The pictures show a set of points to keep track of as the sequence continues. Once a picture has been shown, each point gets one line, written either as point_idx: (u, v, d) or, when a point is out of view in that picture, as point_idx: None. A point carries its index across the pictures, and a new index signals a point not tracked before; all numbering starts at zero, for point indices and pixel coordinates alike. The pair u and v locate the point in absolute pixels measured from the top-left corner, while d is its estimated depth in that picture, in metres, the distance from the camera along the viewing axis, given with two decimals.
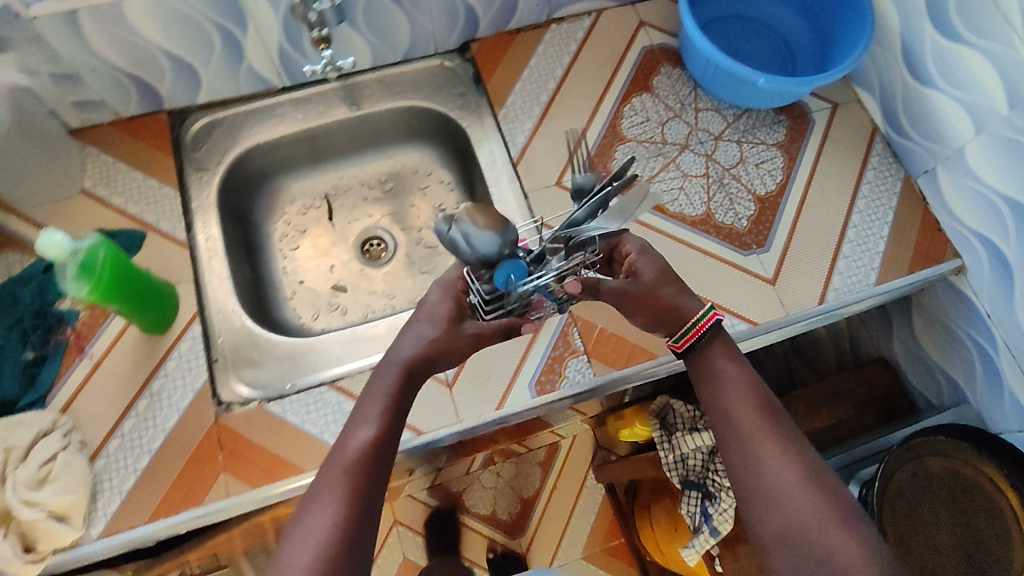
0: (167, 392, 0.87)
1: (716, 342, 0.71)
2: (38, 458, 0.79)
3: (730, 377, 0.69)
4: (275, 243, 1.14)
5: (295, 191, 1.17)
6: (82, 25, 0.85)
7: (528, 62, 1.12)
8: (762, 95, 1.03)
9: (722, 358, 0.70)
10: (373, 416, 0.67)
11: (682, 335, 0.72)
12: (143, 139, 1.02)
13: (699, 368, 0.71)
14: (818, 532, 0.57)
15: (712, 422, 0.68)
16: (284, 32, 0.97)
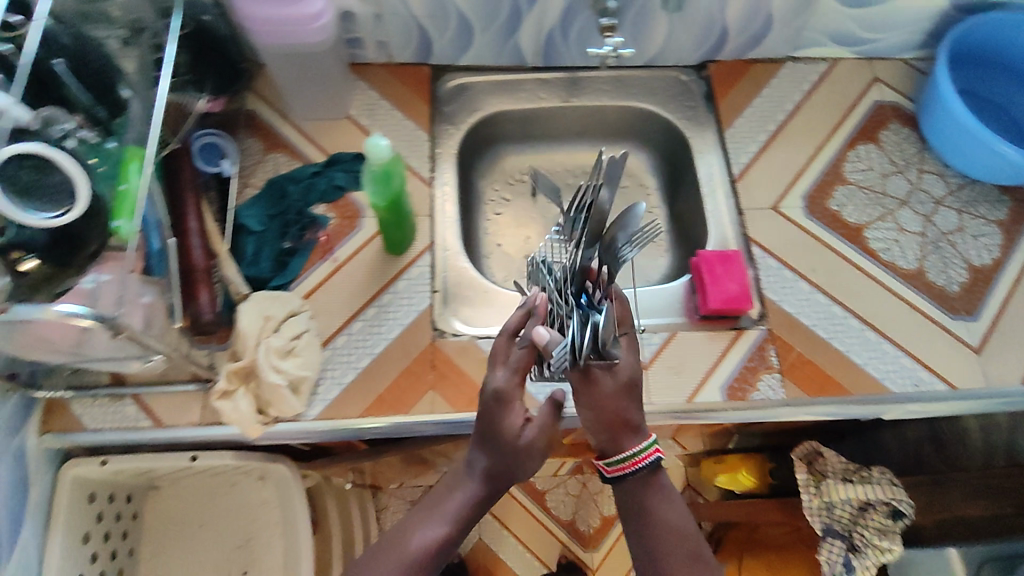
0: (395, 306, 0.95)
1: (659, 478, 0.73)
2: (287, 333, 0.86)
3: (668, 504, 0.72)
4: (483, 204, 1.21)
5: (510, 163, 1.25)
6: None
7: (761, 91, 1.17)
8: (997, 170, 1.05)
9: (661, 489, 0.73)
10: (443, 519, 0.71)
11: (616, 462, 0.73)
12: (406, 84, 1.12)
13: (630, 498, 0.73)
14: None
15: (643, 555, 0.72)
16: (563, 15, 1.06)
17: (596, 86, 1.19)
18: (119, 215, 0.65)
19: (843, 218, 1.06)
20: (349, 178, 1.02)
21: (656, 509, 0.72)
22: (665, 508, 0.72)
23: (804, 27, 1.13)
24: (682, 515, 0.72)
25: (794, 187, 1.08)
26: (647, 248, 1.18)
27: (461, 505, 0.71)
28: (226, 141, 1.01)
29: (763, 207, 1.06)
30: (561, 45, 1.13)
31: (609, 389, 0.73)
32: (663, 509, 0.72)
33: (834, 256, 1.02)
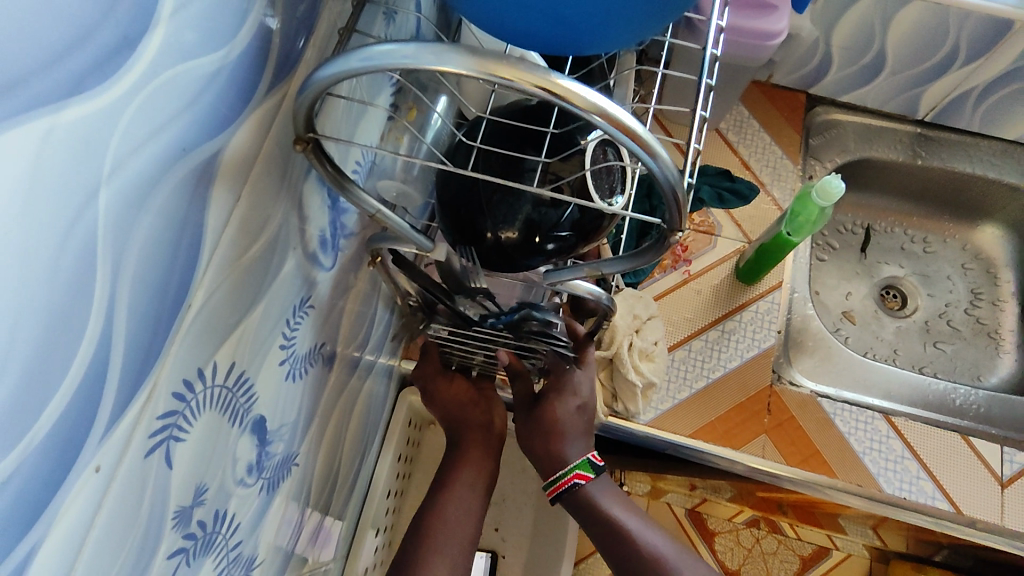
0: (737, 335, 0.92)
1: (584, 495, 0.70)
2: (648, 336, 0.87)
3: (613, 518, 0.69)
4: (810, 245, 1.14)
5: (846, 211, 1.16)
6: (859, 5, 0.90)
7: None
8: None
9: (591, 503, 0.70)
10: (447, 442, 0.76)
11: (551, 483, 0.71)
12: (778, 109, 1.08)
13: (572, 510, 0.71)
14: None
15: (599, 545, 0.71)
16: (994, 79, 0.96)
17: (984, 154, 1.07)
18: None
19: None
20: (711, 193, 0.99)
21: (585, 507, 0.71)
22: (598, 518, 0.70)
23: None
24: (620, 516, 0.69)
25: None
26: (983, 341, 1.08)
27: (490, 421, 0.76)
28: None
29: None
30: (965, 108, 1.03)
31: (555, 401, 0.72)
32: (593, 514, 0.70)
33: None
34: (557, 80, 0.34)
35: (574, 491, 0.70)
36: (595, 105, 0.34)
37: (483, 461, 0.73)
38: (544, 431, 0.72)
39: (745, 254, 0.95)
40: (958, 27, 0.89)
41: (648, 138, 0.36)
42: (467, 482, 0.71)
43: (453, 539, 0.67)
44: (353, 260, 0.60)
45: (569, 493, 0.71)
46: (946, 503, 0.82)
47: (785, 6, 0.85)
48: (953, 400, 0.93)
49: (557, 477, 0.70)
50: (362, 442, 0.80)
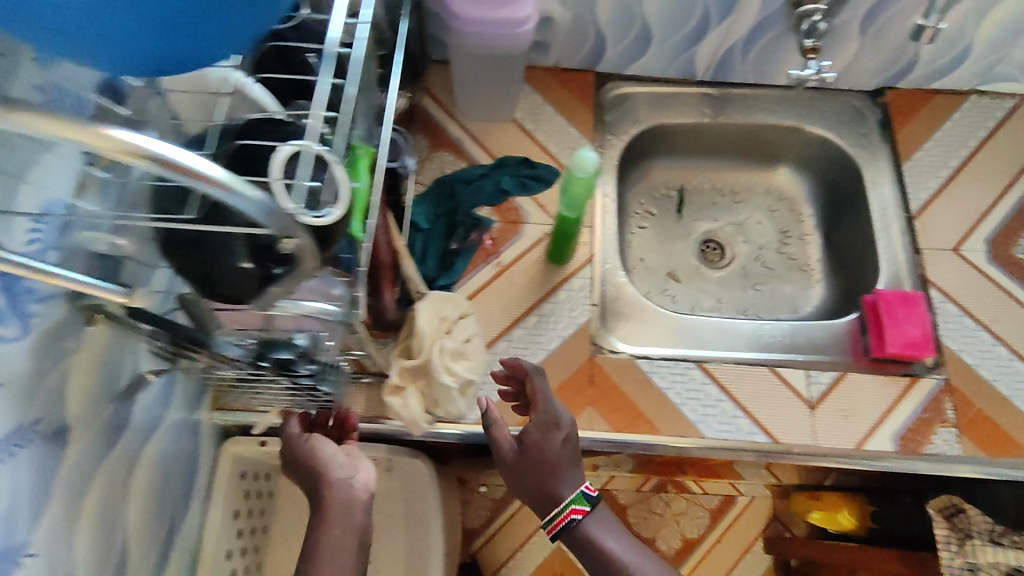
0: (556, 316, 0.94)
1: (581, 529, 0.71)
2: (459, 335, 0.86)
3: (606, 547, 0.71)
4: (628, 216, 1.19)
5: (658, 176, 1.21)
6: None
7: (942, 124, 1.09)
8: None
9: (590, 541, 0.71)
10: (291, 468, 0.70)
11: (547, 522, 0.72)
12: (570, 90, 1.10)
13: (574, 545, 0.72)
14: None
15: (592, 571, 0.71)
16: (750, 32, 1.01)
17: (764, 103, 1.12)
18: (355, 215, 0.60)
19: None
20: (513, 181, 1.00)
21: (583, 538, 0.72)
22: (597, 553, 0.71)
23: (1002, 59, 1.04)
24: (616, 548, 0.71)
25: (978, 228, 1.01)
26: (797, 275, 1.14)
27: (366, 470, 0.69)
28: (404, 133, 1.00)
29: (941, 248, 0.99)
30: (735, 64, 1.08)
31: (539, 433, 0.73)
32: (588, 544, 0.71)
33: (1019, 307, 0.95)
34: (99, 131, 0.33)
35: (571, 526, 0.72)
36: (144, 151, 0.33)
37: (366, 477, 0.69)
38: (539, 472, 0.72)
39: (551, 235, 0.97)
40: None
41: (230, 184, 0.37)
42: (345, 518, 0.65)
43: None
44: (61, 327, 0.55)
45: (567, 530, 0.72)
46: (763, 435, 0.87)
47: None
48: (765, 336, 0.96)
49: (556, 516, 0.71)
50: (168, 509, 0.76)
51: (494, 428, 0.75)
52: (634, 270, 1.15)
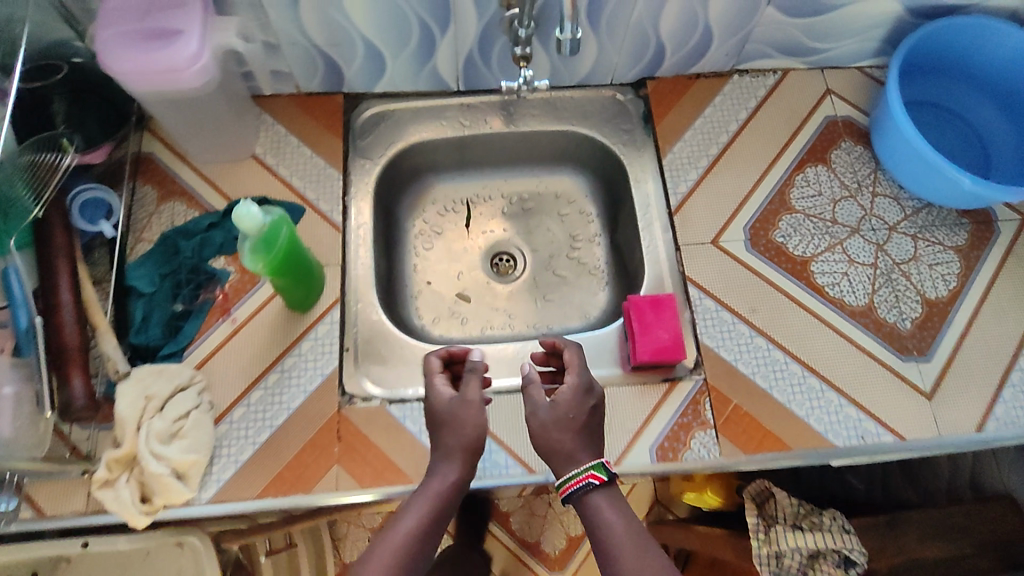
0: (297, 371, 0.88)
1: (588, 500, 0.72)
2: (173, 411, 0.80)
3: (602, 518, 0.70)
4: (411, 238, 1.13)
5: (441, 193, 1.16)
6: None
7: (703, 110, 1.07)
8: (949, 192, 0.96)
9: (594, 505, 0.71)
10: (421, 503, 0.68)
11: (562, 483, 0.73)
12: (317, 117, 1.04)
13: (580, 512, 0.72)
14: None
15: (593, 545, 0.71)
16: (480, 39, 0.96)
17: (527, 107, 1.08)
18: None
19: (788, 251, 0.97)
20: None
21: (591, 518, 0.72)
22: (597, 523, 0.70)
23: (748, 38, 1.02)
24: (611, 518, 0.70)
25: (737, 216, 0.99)
26: (586, 281, 1.11)
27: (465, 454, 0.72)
28: (116, 202, 0.92)
29: (701, 241, 0.97)
30: (482, 72, 1.03)
31: (568, 395, 0.77)
32: (585, 512, 0.72)
33: (777, 294, 0.94)
34: None
35: (582, 494, 0.72)
36: None
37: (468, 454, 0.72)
38: (568, 427, 0.74)
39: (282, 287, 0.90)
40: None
41: None
42: (425, 530, 0.66)
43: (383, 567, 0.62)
44: None
45: (573, 498, 0.72)
46: (519, 467, 0.84)
47: (193, 28, 0.78)
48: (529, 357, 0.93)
49: (571, 478, 0.72)
50: None
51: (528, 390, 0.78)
52: (422, 294, 1.10)
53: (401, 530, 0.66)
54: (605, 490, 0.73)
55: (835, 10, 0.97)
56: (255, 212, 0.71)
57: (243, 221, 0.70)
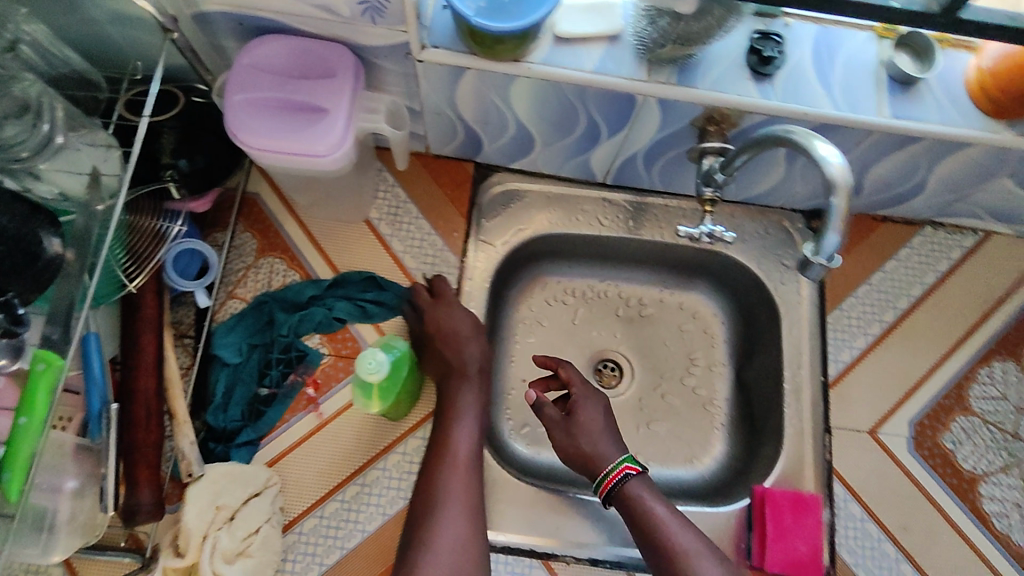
0: (379, 488, 0.77)
1: (628, 488, 0.73)
2: (241, 528, 0.71)
3: (647, 507, 0.72)
4: (513, 324, 0.99)
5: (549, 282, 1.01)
6: (464, 76, 0.72)
7: (885, 263, 0.90)
8: None
9: (637, 502, 0.72)
10: (460, 448, 0.70)
11: (600, 481, 0.74)
12: (441, 185, 0.91)
13: (628, 511, 0.73)
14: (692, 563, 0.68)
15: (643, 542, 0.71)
16: (653, 145, 0.81)
17: (677, 215, 0.94)
18: (29, 409, 0.52)
19: (956, 463, 0.82)
20: (351, 308, 0.82)
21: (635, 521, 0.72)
22: (643, 516, 0.71)
23: (962, 197, 0.85)
24: (665, 515, 0.71)
25: (904, 405, 0.84)
26: (700, 418, 0.95)
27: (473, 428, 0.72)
28: (214, 263, 0.80)
29: (857, 429, 0.83)
30: (640, 170, 0.88)
31: (586, 407, 0.78)
32: (630, 506, 0.72)
33: (935, 514, 0.80)
34: None
35: (622, 486, 0.73)
36: None
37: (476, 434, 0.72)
38: (587, 434, 0.76)
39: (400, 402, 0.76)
40: (580, 97, 0.73)
41: None
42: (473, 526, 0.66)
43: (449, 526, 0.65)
44: None
45: (616, 491, 0.73)
46: None
47: (339, 108, 0.66)
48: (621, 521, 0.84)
49: (607, 473, 0.74)
50: None
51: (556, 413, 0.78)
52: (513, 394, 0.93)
53: (450, 538, 0.65)
54: (643, 476, 0.74)
55: None
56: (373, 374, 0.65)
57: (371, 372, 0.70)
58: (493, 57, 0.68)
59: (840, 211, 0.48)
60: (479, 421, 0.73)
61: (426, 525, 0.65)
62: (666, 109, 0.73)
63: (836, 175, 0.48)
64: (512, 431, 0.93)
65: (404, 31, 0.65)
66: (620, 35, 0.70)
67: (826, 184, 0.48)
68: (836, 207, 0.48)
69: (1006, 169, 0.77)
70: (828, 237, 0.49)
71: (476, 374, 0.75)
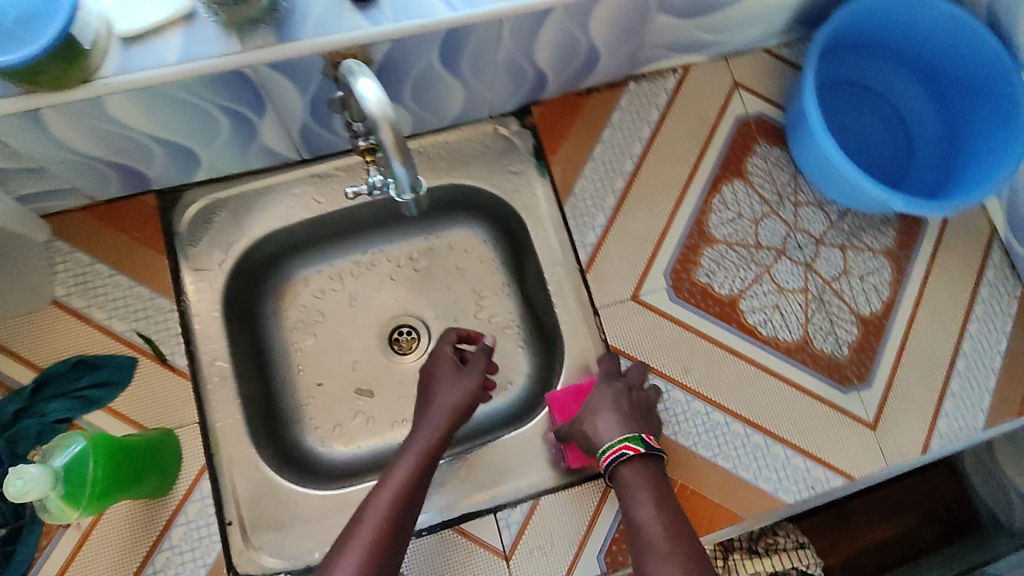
0: (172, 569, 0.72)
1: (623, 472, 0.70)
2: None
3: (635, 501, 0.69)
4: (288, 333, 0.89)
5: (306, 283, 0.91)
6: (39, 114, 0.61)
7: (601, 134, 0.91)
8: (863, 199, 0.85)
9: (626, 483, 0.70)
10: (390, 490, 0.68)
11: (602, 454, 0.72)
12: (126, 230, 0.81)
13: (619, 492, 0.70)
14: (659, 562, 0.63)
15: (631, 536, 0.68)
16: (312, 109, 0.74)
17: None
18: None
19: (714, 292, 0.86)
20: (67, 403, 0.74)
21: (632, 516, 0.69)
22: (631, 503, 0.69)
23: (638, 45, 0.85)
24: (646, 500, 0.68)
25: (655, 261, 0.87)
26: None
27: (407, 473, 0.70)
28: None
29: (620, 300, 0.85)
30: (327, 136, 0.81)
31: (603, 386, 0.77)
32: (630, 501, 0.69)
33: (708, 346, 0.84)
34: None
35: (617, 467, 0.71)
36: None
37: (411, 486, 0.69)
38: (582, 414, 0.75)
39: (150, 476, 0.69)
40: (190, 93, 0.65)
41: None
42: (373, 573, 0.62)
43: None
44: None
45: (616, 469, 0.71)
46: None
47: None
48: (439, 483, 0.81)
49: (607, 449, 0.72)
50: None
51: (632, 400, 0.76)
52: (311, 403, 0.87)
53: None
54: (649, 460, 0.71)
55: (733, 4, 0.82)
56: (39, 487, 0.51)
57: (23, 499, 0.51)
58: (58, 87, 0.60)
59: (391, 144, 0.45)
60: (424, 459, 0.72)
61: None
62: (288, 71, 0.66)
63: (375, 107, 0.44)
64: (324, 437, 0.86)
65: None
66: (196, 11, 0.63)
67: (367, 120, 0.44)
68: (384, 136, 0.44)
69: (650, 6, 0.77)
70: (394, 170, 0.46)
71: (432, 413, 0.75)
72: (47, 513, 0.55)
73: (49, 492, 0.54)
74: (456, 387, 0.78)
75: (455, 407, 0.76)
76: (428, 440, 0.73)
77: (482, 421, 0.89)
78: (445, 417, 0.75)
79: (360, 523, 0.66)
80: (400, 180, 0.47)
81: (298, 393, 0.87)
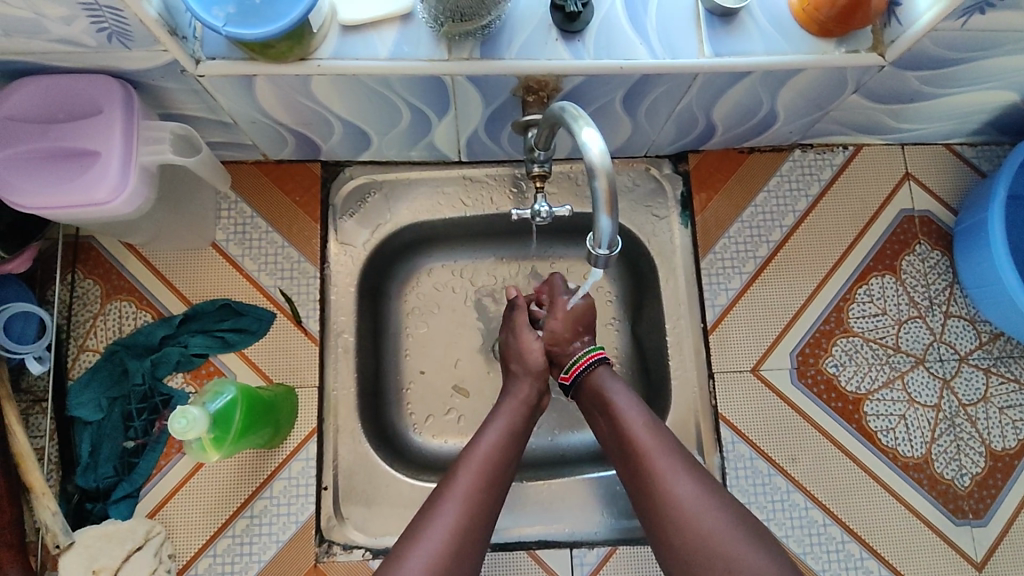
0: (268, 518, 0.77)
1: (598, 373, 0.75)
2: None
3: (613, 402, 0.72)
4: (405, 318, 0.89)
5: (428, 282, 0.90)
6: (256, 86, 0.66)
7: (755, 197, 0.88)
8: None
9: (605, 388, 0.74)
10: (474, 460, 0.70)
11: (569, 367, 0.77)
12: (288, 192, 0.86)
13: (595, 394, 0.74)
14: (656, 462, 0.67)
15: (617, 445, 0.71)
16: (488, 121, 0.76)
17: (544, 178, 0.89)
18: None
19: (839, 386, 0.83)
20: (207, 341, 0.80)
21: (614, 419, 0.71)
22: (611, 408, 0.72)
23: (821, 118, 0.82)
24: (625, 404, 0.71)
25: (783, 338, 0.84)
26: None
27: (493, 449, 0.71)
28: (50, 321, 0.77)
29: (739, 369, 0.84)
30: (490, 145, 0.83)
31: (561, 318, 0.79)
32: (599, 407, 0.73)
33: (820, 438, 0.82)
34: None
35: (586, 373, 0.75)
36: None
37: (481, 495, 0.67)
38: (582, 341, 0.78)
39: (268, 425, 0.74)
40: (390, 89, 0.68)
41: None
42: (460, 542, 0.64)
43: (437, 541, 0.63)
44: None
45: (581, 380, 0.76)
46: None
47: (110, 149, 0.63)
48: (522, 502, 0.82)
49: (574, 362, 0.76)
50: None
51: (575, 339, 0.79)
52: (411, 389, 0.87)
53: (444, 525, 0.64)
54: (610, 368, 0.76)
55: (932, 100, 0.78)
56: (197, 428, 0.57)
57: (184, 436, 0.57)
58: (275, 60, 0.62)
59: (603, 194, 0.47)
60: (501, 438, 0.72)
61: (404, 547, 0.63)
62: (480, 85, 0.68)
63: (597, 163, 0.46)
64: (417, 425, 0.86)
65: (164, 51, 0.59)
66: (412, 12, 0.64)
67: (586, 168, 0.47)
68: (600, 190, 0.47)
69: (849, 87, 0.73)
70: (598, 223, 0.48)
71: (510, 404, 0.76)
72: (195, 450, 0.60)
73: (203, 434, 0.59)
74: (514, 404, 0.76)
75: (508, 439, 0.73)
76: (510, 421, 0.74)
77: (568, 448, 0.88)
78: (504, 433, 0.73)
79: (445, 488, 0.68)
80: (599, 232, 0.49)
81: (401, 374, 0.88)
